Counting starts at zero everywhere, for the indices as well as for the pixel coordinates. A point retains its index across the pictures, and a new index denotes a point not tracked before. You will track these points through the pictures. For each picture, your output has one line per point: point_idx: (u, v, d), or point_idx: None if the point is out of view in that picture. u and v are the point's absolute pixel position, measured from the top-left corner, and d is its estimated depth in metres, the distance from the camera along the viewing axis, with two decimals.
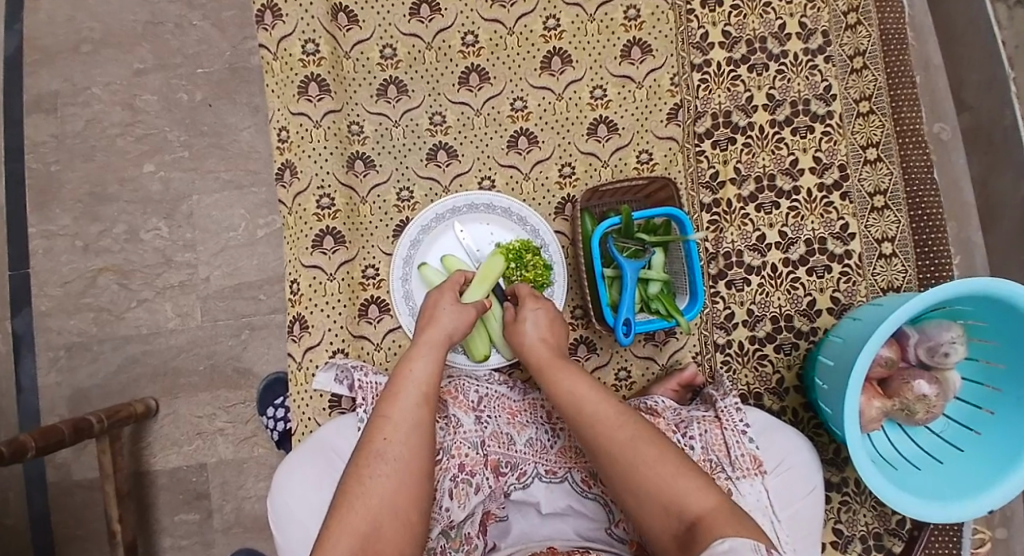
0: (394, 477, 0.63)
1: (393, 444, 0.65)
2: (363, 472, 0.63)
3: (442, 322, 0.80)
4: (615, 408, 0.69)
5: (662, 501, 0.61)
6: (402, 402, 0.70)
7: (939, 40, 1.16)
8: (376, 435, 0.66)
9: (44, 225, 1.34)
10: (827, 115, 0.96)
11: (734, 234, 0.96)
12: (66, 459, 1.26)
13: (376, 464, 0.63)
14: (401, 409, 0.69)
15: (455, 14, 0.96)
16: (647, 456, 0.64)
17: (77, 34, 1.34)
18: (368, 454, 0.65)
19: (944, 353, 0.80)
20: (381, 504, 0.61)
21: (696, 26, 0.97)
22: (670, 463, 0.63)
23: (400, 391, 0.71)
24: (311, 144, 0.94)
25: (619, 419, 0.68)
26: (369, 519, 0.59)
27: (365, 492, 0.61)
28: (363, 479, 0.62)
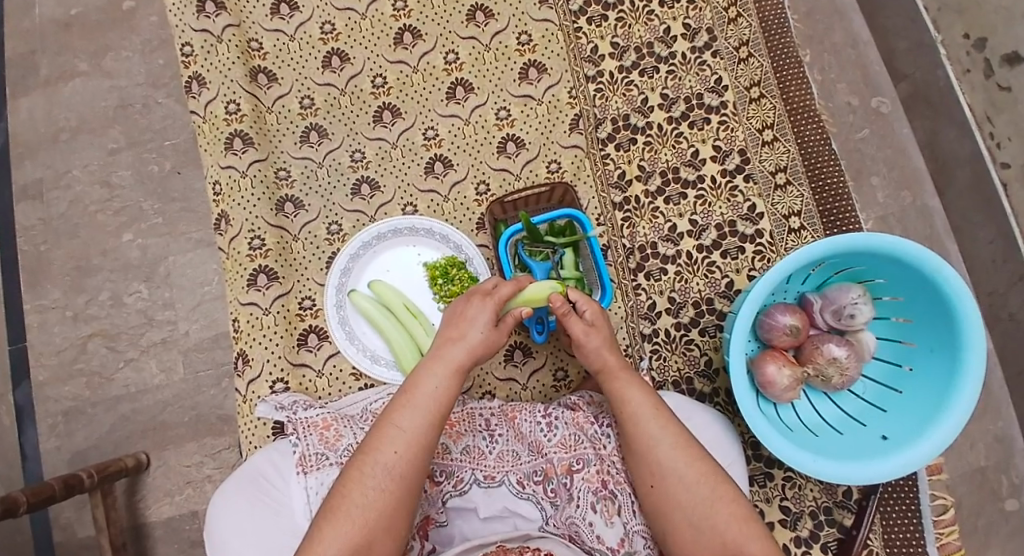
0: (390, 494, 0.64)
1: (393, 459, 0.65)
2: (366, 483, 0.64)
3: (469, 335, 0.75)
4: (669, 426, 0.70)
5: (694, 519, 0.65)
6: (411, 409, 0.69)
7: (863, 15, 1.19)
8: (380, 446, 0.66)
9: (36, 301, 1.39)
10: (721, 105, 1.02)
11: (647, 227, 1.01)
12: (69, 518, 1.29)
13: (374, 476, 0.64)
14: (414, 421, 0.68)
15: (363, 61, 1.06)
16: (694, 476, 0.67)
17: (55, 124, 1.42)
18: (370, 463, 0.65)
19: (849, 315, 0.84)
20: (376, 521, 0.62)
21: (585, 42, 1.04)
22: (721, 486, 0.66)
23: (412, 400, 0.69)
24: (240, 193, 1.02)
25: (671, 437, 0.69)
26: (364, 533, 0.62)
27: (362, 505, 0.63)
28: (364, 491, 0.63)
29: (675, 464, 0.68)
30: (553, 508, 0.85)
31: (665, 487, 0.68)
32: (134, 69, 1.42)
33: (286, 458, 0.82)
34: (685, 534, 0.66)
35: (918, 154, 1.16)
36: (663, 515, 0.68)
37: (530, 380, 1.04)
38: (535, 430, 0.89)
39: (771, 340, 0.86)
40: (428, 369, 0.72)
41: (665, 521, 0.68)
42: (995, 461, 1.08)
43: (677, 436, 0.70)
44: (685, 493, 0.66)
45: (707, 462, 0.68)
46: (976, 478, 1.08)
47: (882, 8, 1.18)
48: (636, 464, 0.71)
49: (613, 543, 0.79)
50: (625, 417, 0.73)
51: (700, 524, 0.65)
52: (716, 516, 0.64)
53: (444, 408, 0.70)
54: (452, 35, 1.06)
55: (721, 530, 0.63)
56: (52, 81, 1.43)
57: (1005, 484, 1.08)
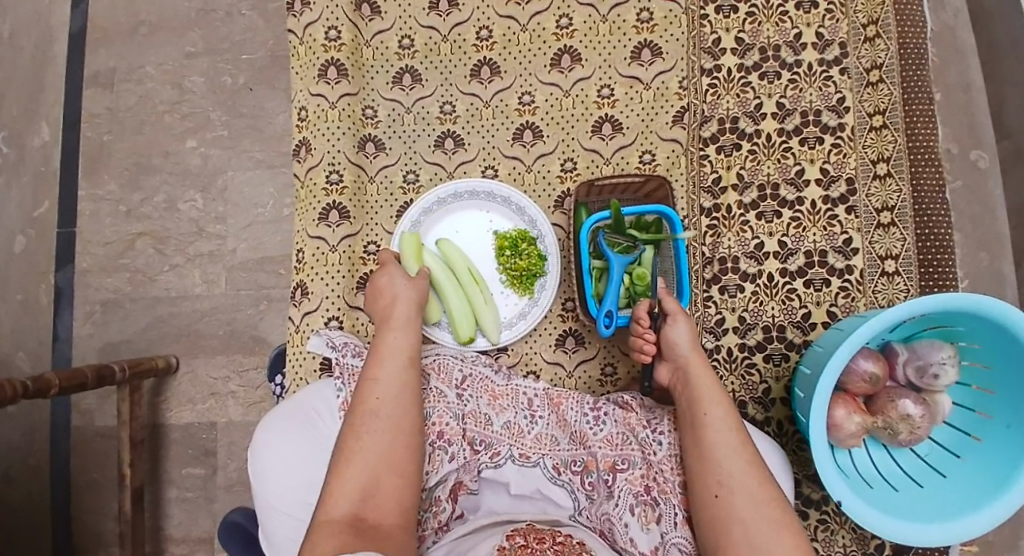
0: (385, 434, 0.67)
1: (385, 404, 0.70)
2: (360, 433, 0.67)
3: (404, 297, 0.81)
4: (740, 441, 0.70)
5: (749, 538, 0.63)
6: (381, 364, 0.74)
7: (981, 62, 1.14)
8: (365, 401, 0.70)
9: (92, 190, 1.38)
10: (839, 126, 0.97)
11: (732, 239, 0.97)
12: (90, 406, 1.29)
13: (367, 424, 0.68)
14: (387, 373, 0.73)
15: (472, 10, 1.02)
16: (760, 495, 0.65)
17: (135, 17, 1.39)
18: (361, 414, 0.69)
19: (933, 375, 0.81)
20: (377, 461, 0.65)
21: (708, 30, 1.00)
22: (783, 511, 0.64)
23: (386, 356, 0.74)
24: (325, 123, 1.00)
25: (742, 454, 0.69)
26: (370, 473, 0.64)
27: (362, 449, 0.66)
28: (361, 438, 0.67)
29: (743, 479, 0.67)
30: (587, 500, 0.83)
31: (729, 498, 0.66)
32: None
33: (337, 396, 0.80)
34: (737, 551, 0.63)
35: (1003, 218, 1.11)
36: (719, 529, 0.66)
37: (577, 368, 1.02)
38: (581, 421, 0.88)
39: (845, 383, 0.83)
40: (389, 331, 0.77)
41: (721, 535, 0.65)
42: (1004, 540, 1.05)
43: (749, 455, 0.69)
44: (747, 510, 0.65)
45: (776, 488, 0.67)
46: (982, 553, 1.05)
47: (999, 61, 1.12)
48: (701, 474, 0.70)
49: (646, 548, 0.77)
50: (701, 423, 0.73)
51: (758, 544, 0.62)
52: (778, 538, 0.62)
53: (412, 358, 0.75)
54: None
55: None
56: None
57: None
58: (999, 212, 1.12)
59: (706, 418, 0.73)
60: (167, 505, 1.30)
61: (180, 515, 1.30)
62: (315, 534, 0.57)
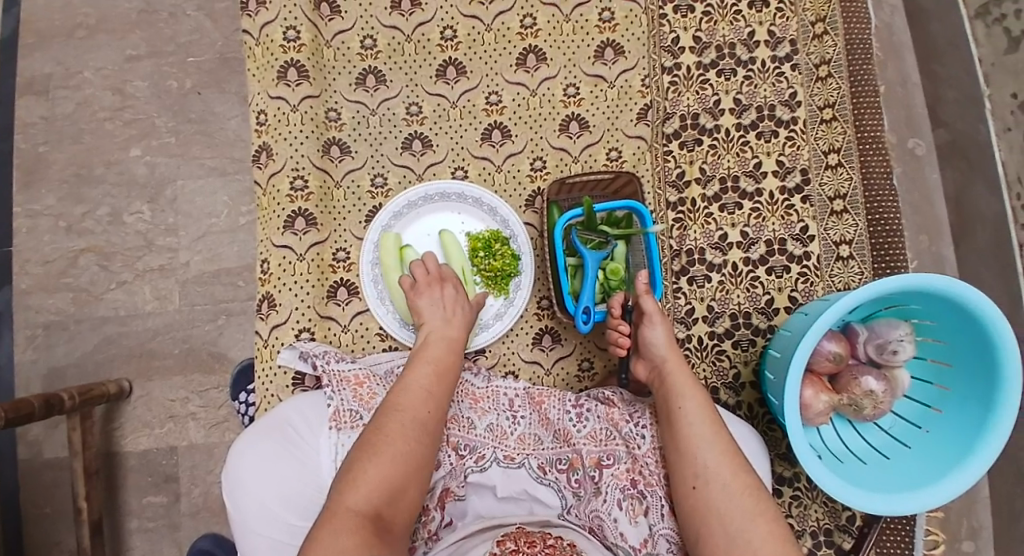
0: (426, 446, 0.68)
1: (429, 414, 0.71)
2: (405, 433, 0.67)
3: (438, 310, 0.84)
4: (717, 433, 0.70)
5: (730, 529, 0.64)
6: (429, 372, 0.75)
7: (916, 57, 1.19)
8: (411, 404, 0.70)
9: (29, 205, 1.29)
10: (791, 120, 1.00)
11: (698, 232, 0.99)
12: (37, 436, 1.21)
13: (411, 429, 0.68)
14: (436, 388, 0.74)
15: (435, 9, 1.00)
16: (738, 487, 0.66)
17: (71, 19, 1.31)
18: (410, 417, 0.69)
19: (892, 351, 0.84)
20: (414, 465, 0.65)
21: (668, 30, 1.01)
22: (761, 502, 0.65)
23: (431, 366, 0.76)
24: (287, 128, 0.96)
25: (720, 446, 0.69)
26: (402, 475, 0.64)
27: (405, 447, 0.66)
28: (407, 439, 0.66)
29: (718, 470, 0.67)
30: (575, 498, 0.83)
31: (705, 489, 0.67)
32: None
33: (317, 409, 0.78)
34: (717, 542, 0.64)
35: (941, 204, 1.17)
36: (698, 520, 0.66)
37: (555, 366, 1.03)
38: (564, 419, 0.88)
39: (811, 363, 0.86)
40: (441, 349, 0.79)
41: (698, 525, 0.66)
42: (955, 506, 1.11)
43: (724, 445, 0.69)
44: (724, 501, 0.65)
45: (750, 475, 0.67)
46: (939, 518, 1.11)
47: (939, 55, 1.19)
48: (678, 465, 0.71)
49: (636, 542, 0.78)
50: (676, 416, 0.72)
51: (733, 533, 0.63)
52: (755, 530, 0.62)
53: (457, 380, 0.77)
54: None
55: (755, 544, 0.62)
56: None
57: (965, 528, 1.11)
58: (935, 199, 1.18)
59: (679, 410, 0.73)
60: (127, 536, 1.23)
61: (142, 545, 1.23)
62: (344, 519, 0.56)
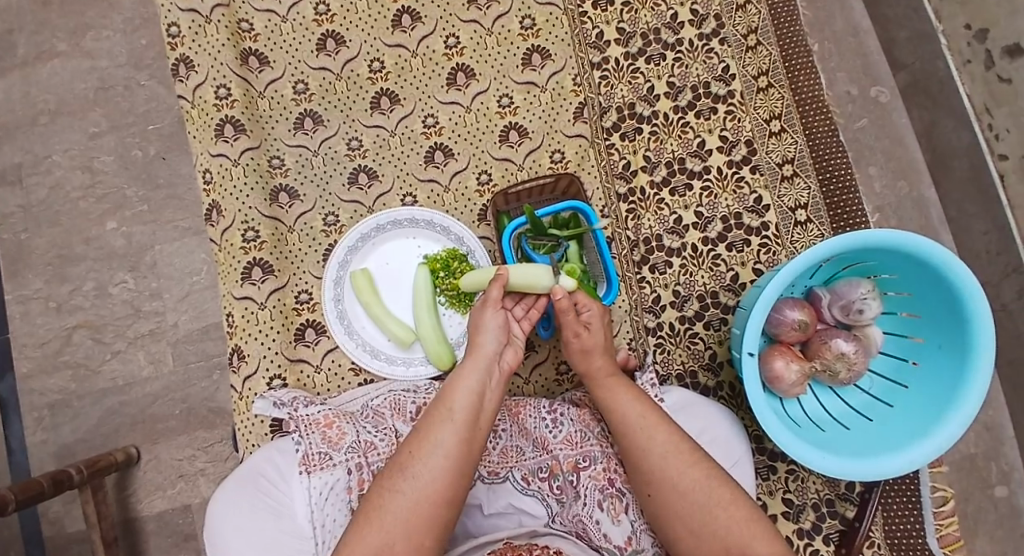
0: (417, 497, 0.59)
1: (424, 461, 0.62)
2: (388, 486, 0.60)
3: (485, 344, 0.75)
4: (668, 435, 0.68)
5: (694, 528, 0.63)
6: (443, 413, 0.66)
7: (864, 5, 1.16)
8: (409, 453, 0.63)
9: (18, 291, 1.31)
10: (728, 94, 0.99)
11: (652, 219, 0.99)
12: (58, 513, 1.24)
13: (398, 481, 0.60)
14: (445, 426, 0.65)
15: (360, 45, 1.02)
16: (696, 483, 0.64)
17: (33, 107, 1.33)
18: (399, 466, 0.61)
19: (858, 311, 0.83)
20: (399, 525, 0.57)
21: (590, 26, 1.01)
22: (726, 492, 0.63)
23: (445, 405, 0.67)
24: (232, 182, 0.99)
25: (667, 448, 0.67)
26: (384, 538, 0.56)
27: (386, 507, 0.59)
28: (391, 493, 0.59)
29: (667, 469, 0.66)
30: (559, 505, 0.83)
31: (660, 495, 0.66)
32: (115, 49, 1.32)
33: (286, 456, 0.78)
34: (687, 541, 0.63)
35: (915, 145, 1.15)
36: (664, 521, 0.66)
37: (532, 374, 1.03)
38: (540, 426, 0.87)
39: (778, 334, 0.85)
40: (458, 378, 0.70)
41: (668, 529, 0.66)
42: (980, 452, 1.08)
43: (667, 442, 0.67)
44: (682, 501, 0.64)
45: (703, 465, 0.66)
46: (965, 465, 1.08)
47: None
48: (633, 475, 0.70)
49: (621, 541, 0.77)
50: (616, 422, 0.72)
51: (700, 531, 0.62)
52: (716, 521, 0.61)
53: (477, 412, 0.67)
54: (452, 17, 1.02)
55: (723, 533, 0.61)
56: (29, 61, 1.33)
57: (995, 471, 1.07)
58: (908, 140, 1.15)
59: (620, 416, 0.72)
60: None
61: None
62: None
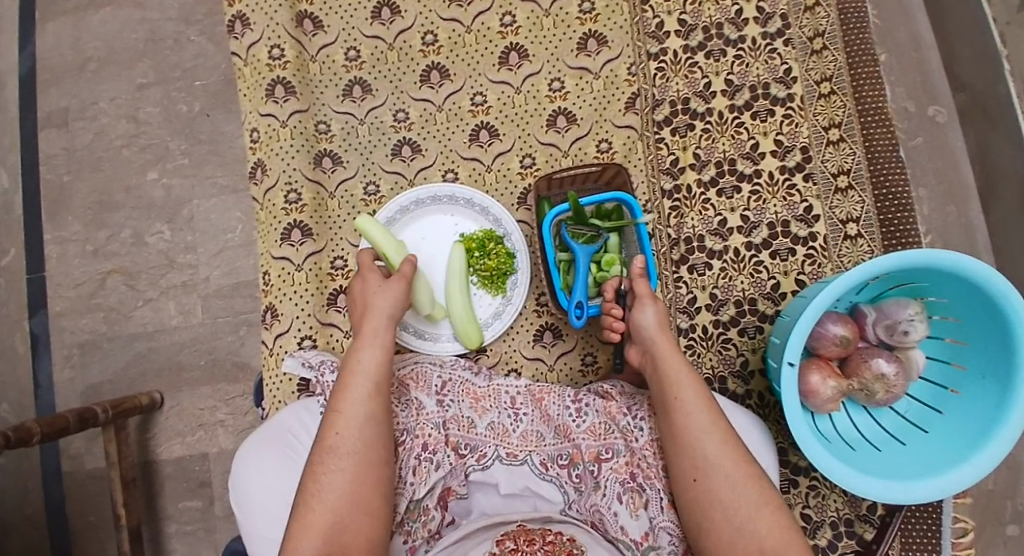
0: (352, 471, 0.64)
1: (345, 439, 0.66)
2: (320, 471, 0.64)
3: (381, 311, 0.77)
4: (724, 428, 0.69)
5: (736, 521, 0.64)
6: (350, 392, 0.70)
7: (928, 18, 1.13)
8: (335, 435, 0.67)
9: (57, 232, 1.34)
10: (788, 97, 0.97)
11: (695, 219, 0.98)
12: (78, 450, 1.27)
13: (331, 461, 0.64)
14: (353, 402, 0.69)
15: (415, 15, 1.01)
16: (744, 478, 0.66)
17: (83, 53, 1.34)
18: (330, 448, 0.65)
19: (903, 332, 0.81)
20: (341, 501, 0.62)
21: (651, 16, 1.00)
22: (770, 494, 0.65)
23: (350, 383, 0.70)
24: (278, 143, 0.98)
25: (722, 439, 0.68)
26: (333, 516, 0.61)
27: (323, 489, 0.63)
28: (327, 474, 0.64)
29: (719, 462, 0.67)
30: (576, 493, 0.83)
31: (708, 482, 0.66)
32: (167, 3, 1.33)
33: (313, 416, 0.80)
34: (723, 534, 0.64)
35: (966, 172, 1.11)
36: (702, 511, 0.66)
37: (558, 362, 1.02)
38: (563, 414, 0.87)
39: (818, 348, 0.84)
40: (356, 353, 0.73)
41: (704, 520, 0.66)
42: (1003, 487, 1.06)
43: (724, 433, 0.69)
44: (730, 492, 0.65)
45: (754, 464, 0.67)
46: (983, 500, 1.06)
47: (946, 14, 1.12)
48: (677, 461, 0.70)
49: (638, 536, 0.77)
50: (676, 403, 0.72)
51: (741, 525, 0.63)
52: (762, 519, 0.63)
53: (380, 382, 0.71)
54: None
55: (765, 532, 0.62)
56: (83, 9, 1.35)
57: (1009, 510, 1.05)
58: (959, 165, 1.12)
59: (677, 401, 0.72)
60: (167, 541, 1.27)
61: (182, 549, 1.27)
62: None
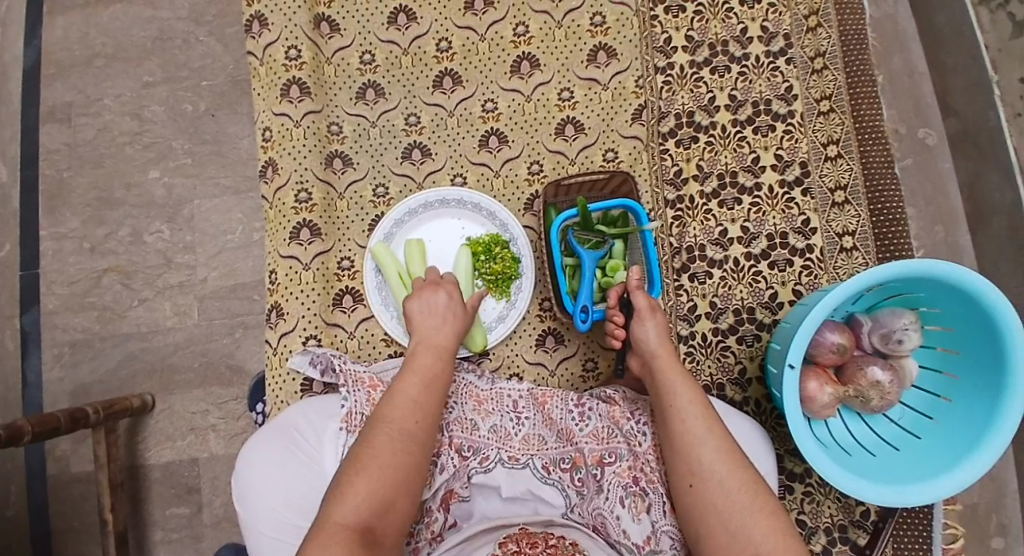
0: (416, 457, 0.67)
1: (415, 426, 0.69)
2: (393, 444, 0.66)
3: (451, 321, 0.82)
4: (723, 437, 0.70)
5: (729, 526, 0.64)
6: (420, 383, 0.73)
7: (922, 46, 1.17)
8: (399, 416, 0.69)
9: (53, 228, 1.32)
10: (789, 113, 1.00)
11: (697, 228, 0.99)
12: (65, 451, 1.24)
13: (404, 441, 0.67)
14: (425, 394, 0.72)
15: (430, 22, 1.03)
16: (737, 485, 0.66)
17: (90, 49, 1.34)
18: (398, 429, 0.67)
19: (897, 340, 0.83)
20: (402, 480, 0.64)
21: (659, 31, 1.02)
22: (765, 500, 0.64)
23: (425, 377, 0.74)
24: (290, 142, 1.00)
25: (720, 448, 0.69)
26: (390, 491, 0.63)
27: (393, 463, 0.64)
28: (393, 451, 0.65)
29: (714, 468, 0.67)
30: (578, 496, 0.84)
31: (704, 488, 0.67)
32: (178, 3, 1.34)
33: (320, 413, 0.79)
34: (716, 539, 0.64)
35: (956, 195, 1.14)
36: (697, 517, 0.67)
37: (559, 367, 1.02)
38: (566, 418, 0.88)
39: (815, 356, 0.85)
40: (430, 354, 0.77)
41: (700, 525, 0.66)
42: (990, 503, 1.08)
43: (722, 440, 0.69)
44: (724, 498, 0.65)
45: (750, 470, 0.67)
46: (970, 516, 1.08)
47: (941, 41, 1.16)
48: (676, 466, 0.71)
49: (639, 539, 0.77)
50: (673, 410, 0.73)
51: (734, 531, 0.63)
52: (753, 525, 0.62)
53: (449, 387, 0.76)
54: (524, 7, 1.03)
55: (757, 540, 0.62)
56: (92, 5, 1.36)
57: (994, 525, 1.07)
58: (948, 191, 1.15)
59: (672, 410, 0.73)
60: (152, 548, 1.24)
61: None
62: (328, 536, 0.56)
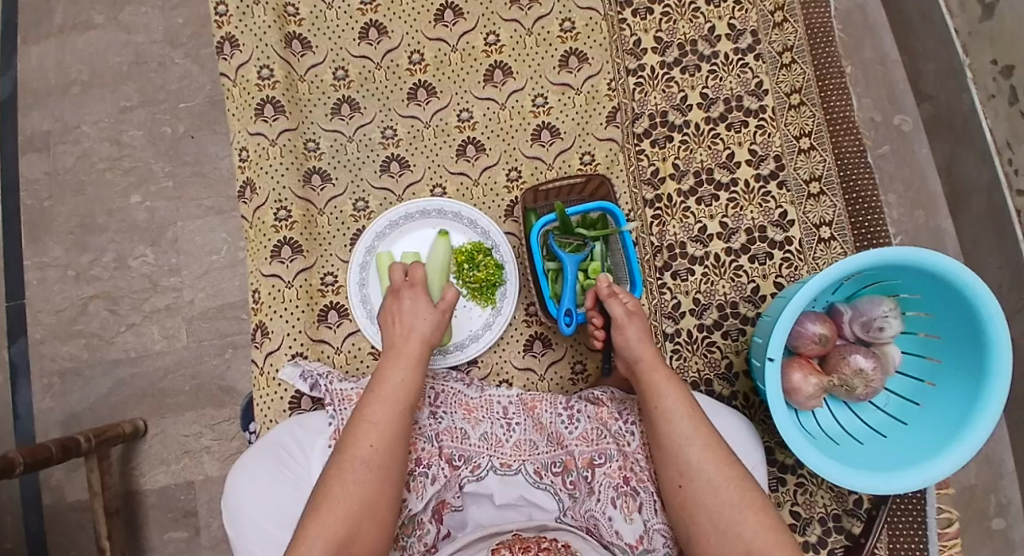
0: (376, 484, 0.66)
1: (371, 452, 0.68)
2: (347, 477, 0.66)
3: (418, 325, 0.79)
4: (709, 435, 0.70)
5: (719, 525, 0.65)
6: (379, 402, 0.71)
7: (893, 35, 1.19)
8: (356, 443, 0.68)
9: (37, 257, 1.32)
10: (760, 109, 1.01)
11: (676, 226, 1.00)
12: (59, 480, 1.24)
13: (357, 472, 0.66)
14: (383, 412, 0.71)
15: (401, 36, 1.04)
16: (726, 483, 0.66)
17: (66, 76, 1.34)
18: (352, 460, 0.67)
19: (878, 328, 0.84)
20: (361, 511, 0.64)
21: (629, 34, 1.03)
22: (754, 497, 0.65)
23: (383, 394, 0.72)
24: (268, 161, 1.00)
25: (707, 447, 0.69)
26: (348, 525, 0.63)
27: (347, 497, 0.64)
28: (346, 485, 0.65)
29: (702, 467, 0.68)
30: (570, 500, 0.84)
31: (692, 487, 0.67)
32: (152, 25, 1.34)
33: (308, 431, 0.80)
34: (708, 539, 0.65)
35: (933, 176, 1.17)
36: (688, 517, 0.68)
37: (548, 371, 1.03)
38: (556, 422, 0.88)
39: (799, 347, 0.86)
40: (388, 368, 0.75)
41: (692, 526, 0.67)
42: (983, 482, 1.09)
43: (708, 439, 0.70)
44: (713, 497, 0.66)
45: (737, 467, 0.68)
46: (965, 496, 1.09)
47: (910, 28, 1.17)
48: (664, 468, 0.71)
49: (632, 539, 0.78)
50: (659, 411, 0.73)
51: (726, 530, 0.64)
52: (743, 524, 0.63)
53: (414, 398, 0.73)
54: (494, 15, 1.04)
55: (748, 537, 0.63)
56: (65, 31, 1.35)
57: (991, 504, 1.08)
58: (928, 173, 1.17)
59: (658, 411, 0.73)
60: None
61: None
62: None
